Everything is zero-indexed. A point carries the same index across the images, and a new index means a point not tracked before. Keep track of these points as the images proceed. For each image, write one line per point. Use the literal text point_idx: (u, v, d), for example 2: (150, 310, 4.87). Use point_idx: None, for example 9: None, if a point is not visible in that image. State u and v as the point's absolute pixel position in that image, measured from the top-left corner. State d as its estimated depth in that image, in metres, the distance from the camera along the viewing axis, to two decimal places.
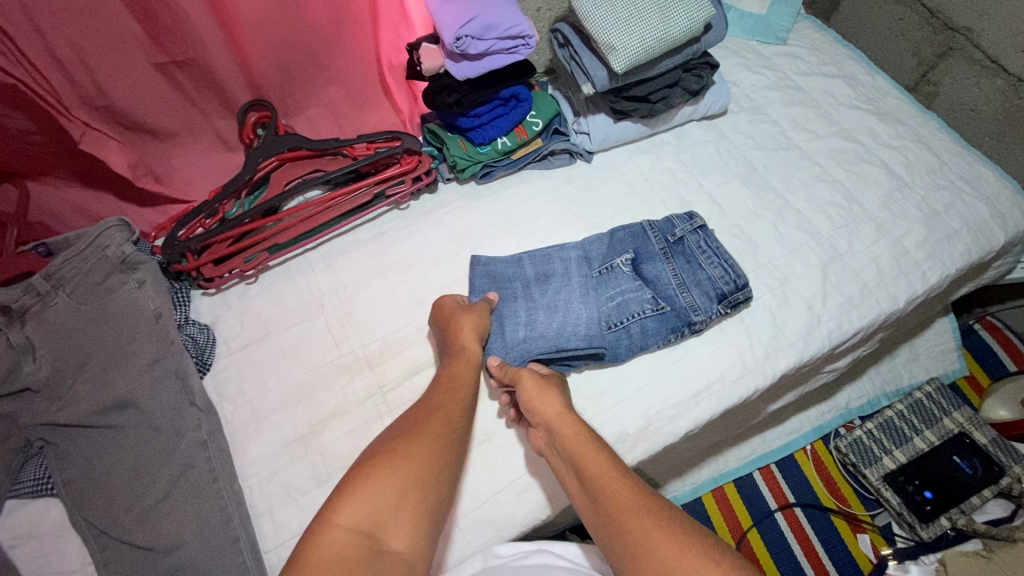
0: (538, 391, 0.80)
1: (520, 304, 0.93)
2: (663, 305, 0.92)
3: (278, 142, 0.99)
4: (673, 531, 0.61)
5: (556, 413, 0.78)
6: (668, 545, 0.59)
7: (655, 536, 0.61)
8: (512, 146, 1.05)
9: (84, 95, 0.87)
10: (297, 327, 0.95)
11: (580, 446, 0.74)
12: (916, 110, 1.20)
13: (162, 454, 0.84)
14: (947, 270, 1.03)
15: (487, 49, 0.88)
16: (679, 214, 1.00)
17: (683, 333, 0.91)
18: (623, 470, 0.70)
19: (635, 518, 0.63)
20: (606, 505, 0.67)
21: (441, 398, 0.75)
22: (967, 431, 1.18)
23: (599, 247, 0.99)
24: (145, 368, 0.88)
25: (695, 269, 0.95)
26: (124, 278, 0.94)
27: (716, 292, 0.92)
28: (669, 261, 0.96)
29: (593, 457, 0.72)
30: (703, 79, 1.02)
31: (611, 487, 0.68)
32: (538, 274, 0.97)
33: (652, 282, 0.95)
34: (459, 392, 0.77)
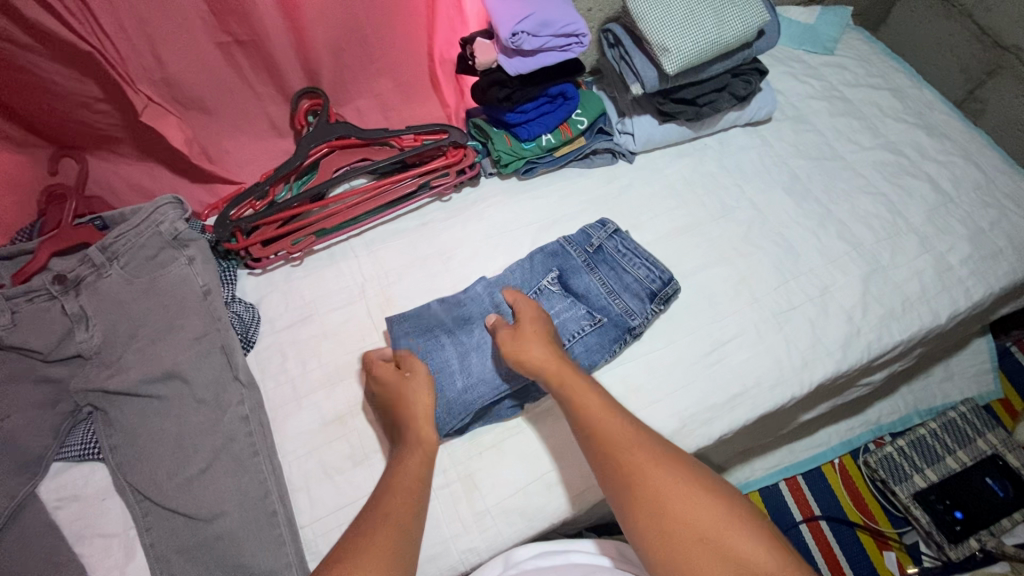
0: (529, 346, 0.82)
1: (450, 351, 0.89)
2: (599, 317, 0.92)
3: (329, 129, 1.01)
4: (666, 469, 0.69)
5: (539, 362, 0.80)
6: (663, 483, 0.68)
7: (648, 475, 0.69)
8: (556, 143, 1.06)
9: (146, 69, 0.90)
10: (338, 311, 0.97)
11: (574, 386, 0.78)
12: (963, 125, 1.19)
13: (205, 426, 0.86)
14: (992, 288, 1.02)
15: (541, 46, 0.89)
16: (592, 224, 1.00)
17: (626, 341, 0.91)
18: (616, 407, 0.77)
19: (629, 453, 0.71)
20: (599, 440, 0.73)
21: (395, 490, 0.72)
22: (1001, 452, 1.16)
23: (519, 275, 0.97)
24: (192, 342, 0.91)
25: (619, 275, 0.96)
26: (175, 254, 0.96)
27: (646, 292, 0.93)
28: (594, 271, 0.96)
29: (588, 395, 0.77)
30: (751, 85, 1.02)
31: (604, 427, 0.74)
32: (456, 318, 0.93)
33: (584, 296, 0.94)
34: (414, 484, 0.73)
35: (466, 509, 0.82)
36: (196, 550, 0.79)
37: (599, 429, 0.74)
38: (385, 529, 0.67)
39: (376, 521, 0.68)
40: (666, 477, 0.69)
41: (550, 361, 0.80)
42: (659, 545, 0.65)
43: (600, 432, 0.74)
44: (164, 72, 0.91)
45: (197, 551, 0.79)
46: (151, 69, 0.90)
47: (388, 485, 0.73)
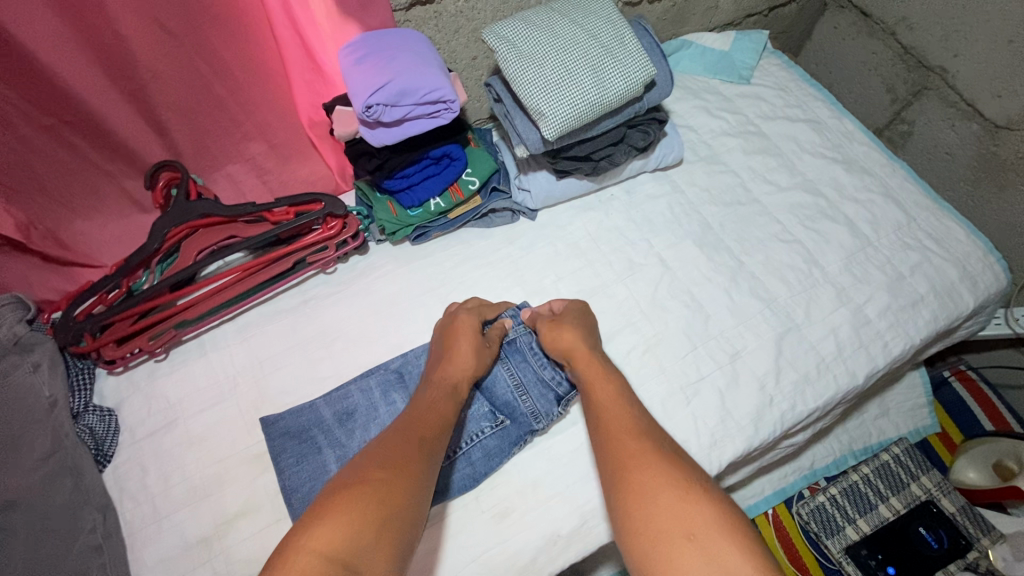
0: (571, 329, 0.84)
1: (328, 455, 0.83)
2: (503, 418, 0.85)
3: (186, 209, 0.91)
4: (656, 465, 0.65)
5: (576, 341, 0.83)
6: (650, 481, 0.63)
7: (643, 467, 0.65)
8: (447, 206, 0.97)
9: None
10: (207, 411, 0.88)
11: (593, 386, 0.79)
12: (885, 157, 1.12)
13: (52, 559, 0.76)
14: (912, 339, 0.96)
15: (404, 116, 0.80)
16: (513, 311, 0.92)
17: (526, 443, 0.84)
18: (630, 407, 0.75)
19: (627, 444, 0.69)
20: (606, 432, 0.72)
21: (422, 421, 0.74)
22: (936, 498, 1.12)
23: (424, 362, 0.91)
24: (37, 463, 0.81)
25: (532, 369, 0.88)
26: (17, 360, 0.85)
27: (555, 391, 0.86)
28: (503, 363, 0.89)
29: (606, 396, 0.77)
30: (650, 136, 0.94)
31: (611, 425, 0.73)
32: (338, 414, 0.86)
33: (488, 388, 0.88)
34: (440, 416, 0.76)
35: None
36: None
37: (604, 420, 0.74)
38: (406, 460, 0.67)
39: (396, 447, 0.69)
40: (658, 477, 0.63)
41: (573, 350, 0.82)
42: (642, 545, 0.59)
43: (605, 424, 0.74)
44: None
45: None
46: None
47: (416, 408, 0.77)
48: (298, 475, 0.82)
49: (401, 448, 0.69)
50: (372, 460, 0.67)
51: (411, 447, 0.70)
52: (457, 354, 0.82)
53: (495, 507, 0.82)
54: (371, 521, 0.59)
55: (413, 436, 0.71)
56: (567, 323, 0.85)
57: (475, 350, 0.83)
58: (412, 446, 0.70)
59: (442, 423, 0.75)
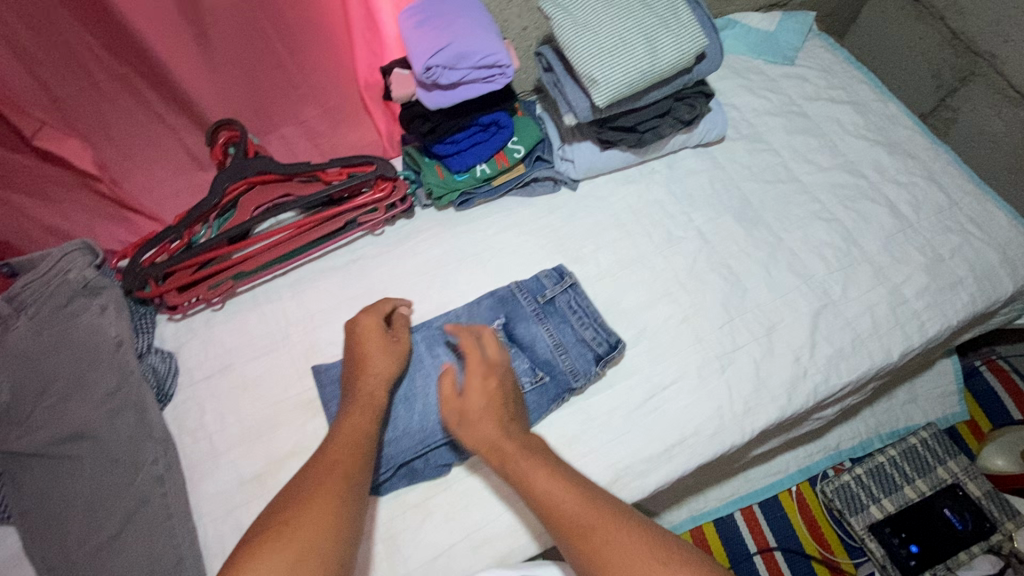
0: (475, 389, 0.76)
1: None
2: (542, 375, 0.88)
3: (245, 165, 0.95)
4: (627, 539, 0.62)
5: (483, 404, 0.75)
6: (625, 561, 0.60)
7: (614, 553, 0.61)
8: (491, 173, 1.00)
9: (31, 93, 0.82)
10: (262, 359, 0.93)
11: (520, 462, 0.71)
12: (929, 142, 1.12)
13: (118, 487, 0.84)
14: (948, 321, 0.97)
15: (461, 79, 0.83)
16: (548, 272, 0.95)
17: (564, 399, 0.88)
18: (568, 474, 0.69)
19: (589, 527, 0.64)
20: (552, 513, 0.66)
21: (341, 447, 0.71)
22: (962, 482, 1.14)
23: (465, 319, 0.93)
24: (104, 398, 0.87)
25: (570, 329, 0.91)
26: (86, 303, 0.91)
27: (593, 353, 0.89)
28: (543, 323, 0.91)
29: (536, 472, 0.69)
30: (696, 109, 0.96)
31: (554, 506, 0.66)
32: None
33: (528, 347, 0.90)
34: (359, 441, 0.72)
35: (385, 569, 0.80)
36: None
37: (546, 496, 0.67)
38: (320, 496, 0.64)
39: (315, 484, 0.66)
40: (630, 547, 0.61)
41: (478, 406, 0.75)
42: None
43: (547, 503, 0.67)
44: (56, 100, 0.84)
45: None
46: (38, 97, 0.83)
47: (331, 442, 0.72)
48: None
49: (316, 481, 0.66)
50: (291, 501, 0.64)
51: (326, 497, 0.64)
52: (372, 368, 0.80)
53: None
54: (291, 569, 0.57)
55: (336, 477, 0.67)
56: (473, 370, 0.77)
57: (385, 354, 0.82)
58: (328, 482, 0.66)
59: (360, 456, 0.71)
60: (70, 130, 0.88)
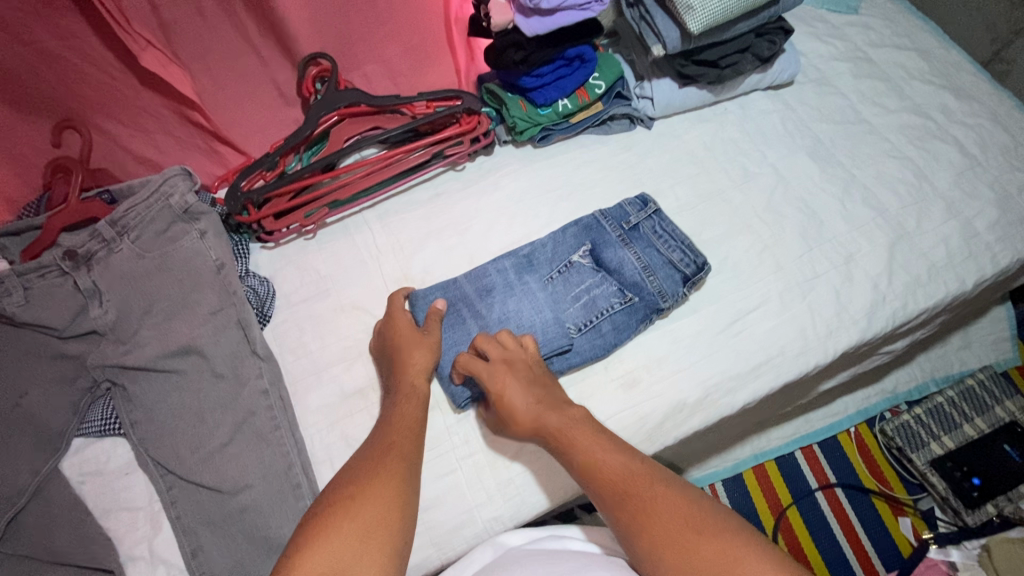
0: (511, 385, 0.78)
1: (472, 326, 0.89)
2: (630, 296, 0.90)
3: (339, 97, 0.97)
4: (671, 508, 0.65)
5: (523, 395, 0.78)
6: (670, 527, 0.63)
7: (659, 520, 0.64)
8: (573, 109, 1.03)
9: (142, 15, 0.83)
10: (356, 283, 0.96)
11: (567, 432, 0.75)
12: (992, 87, 1.15)
13: (225, 400, 0.86)
14: (1018, 253, 1.00)
15: (560, 4, 0.86)
16: (631, 200, 0.97)
17: (652, 320, 0.90)
18: (615, 449, 0.72)
19: (635, 496, 0.67)
20: (600, 483, 0.70)
21: (399, 429, 0.74)
22: (1019, 419, 1.17)
23: (550, 248, 0.95)
24: (208, 317, 0.90)
25: (655, 253, 0.93)
26: (186, 227, 0.95)
27: (680, 275, 0.90)
28: (629, 247, 0.93)
29: (582, 440, 0.74)
30: (776, 46, 0.99)
31: (601, 462, 0.71)
32: (478, 289, 0.92)
33: (615, 271, 0.92)
34: (411, 422, 0.76)
35: (488, 475, 0.83)
36: (222, 522, 0.81)
37: (595, 468, 0.71)
38: (382, 471, 0.68)
39: (372, 462, 0.69)
40: (673, 511, 0.64)
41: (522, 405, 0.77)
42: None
43: (597, 473, 0.70)
44: (164, 21, 0.86)
45: (223, 523, 0.81)
46: (146, 16, 0.84)
47: (385, 422, 0.76)
48: (446, 337, 0.88)
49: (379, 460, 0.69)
50: (352, 477, 0.67)
51: (388, 471, 0.68)
52: (409, 354, 0.83)
53: (623, 377, 0.88)
54: (365, 536, 0.60)
55: (396, 453, 0.70)
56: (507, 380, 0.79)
57: (421, 347, 0.84)
58: (388, 460, 0.70)
59: (415, 431, 0.75)
60: (172, 56, 0.90)
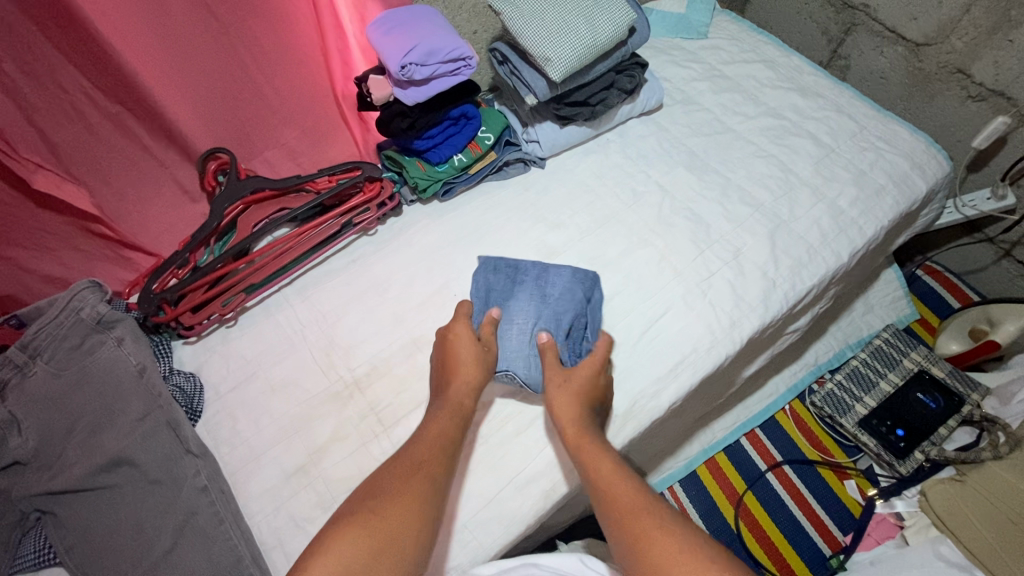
0: (560, 394, 0.83)
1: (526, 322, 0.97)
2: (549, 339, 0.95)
3: (240, 187, 1.01)
4: (669, 537, 0.61)
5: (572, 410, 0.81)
6: (666, 555, 0.59)
7: (657, 548, 0.60)
8: (468, 161, 1.10)
9: (28, 140, 0.84)
10: (284, 361, 0.98)
11: (592, 453, 0.75)
12: (831, 82, 1.31)
13: (162, 506, 0.84)
14: (881, 222, 1.13)
15: (432, 73, 0.94)
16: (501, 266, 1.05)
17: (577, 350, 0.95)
18: (633, 480, 0.71)
19: (638, 519, 0.64)
20: (611, 509, 0.68)
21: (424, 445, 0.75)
22: (926, 367, 1.27)
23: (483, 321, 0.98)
24: (135, 424, 0.88)
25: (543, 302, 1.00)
26: (100, 338, 0.95)
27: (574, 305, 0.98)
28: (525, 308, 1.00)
29: (604, 465, 0.73)
30: (635, 78, 1.10)
31: (618, 497, 0.68)
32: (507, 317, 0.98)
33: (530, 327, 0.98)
34: (440, 434, 0.77)
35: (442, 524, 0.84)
36: None
37: (609, 494, 0.69)
38: (407, 482, 0.69)
39: (398, 476, 0.70)
40: (674, 546, 0.59)
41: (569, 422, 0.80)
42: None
43: (610, 499, 0.69)
44: (51, 143, 0.87)
45: None
46: (34, 141, 0.85)
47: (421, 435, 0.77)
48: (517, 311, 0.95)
49: (407, 476, 0.70)
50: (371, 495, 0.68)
51: (410, 492, 0.68)
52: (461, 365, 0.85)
53: None
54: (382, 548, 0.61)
55: (422, 474, 0.71)
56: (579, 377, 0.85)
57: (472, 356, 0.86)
58: (416, 475, 0.70)
59: (447, 449, 0.76)
60: (66, 173, 0.90)
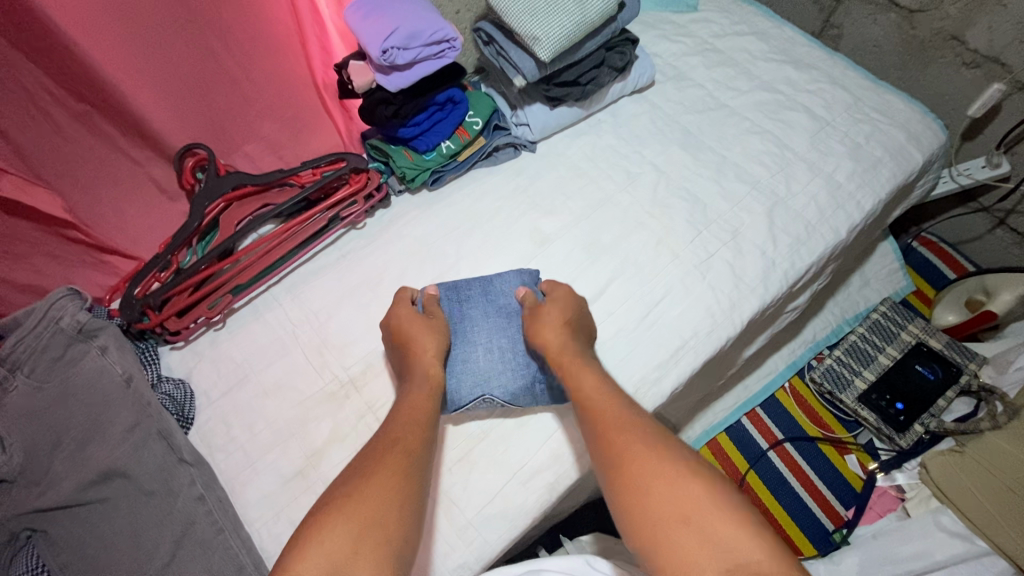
0: (542, 321, 0.85)
1: (483, 334, 0.90)
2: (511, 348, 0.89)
3: (220, 184, 0.97)
4: (647, 446, 0.63)
5: (555, 333, 0.83)
6: (644, 461, 0.62)
7: (634, 455, 0.63)
8: (457, 148, 1.06)
9: None
10: (276, 363, 0.95)
11: (575, 369, 0.78)
12: (825, 54, 1.28)
13: (159, 517, 0.81)
14: (878, 195, 1.11)
15: (415, 57, 0.89)
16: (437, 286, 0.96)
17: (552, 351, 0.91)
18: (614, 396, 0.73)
19: (616, 431, 0.67)
20: (594, 421, 0.70)
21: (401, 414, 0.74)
22: (924, 339, 1.27)
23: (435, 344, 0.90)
24: (125, 435, 0.85)
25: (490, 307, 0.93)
26: (84, 347, 0.91)
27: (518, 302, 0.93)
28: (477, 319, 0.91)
29: (586, 381, 0.76)
30: (626, 55, 1.06)
31: (599, 412, 0.70)
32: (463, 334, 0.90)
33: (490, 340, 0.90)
34: (416, 409, 0.75)
35: (448, 524, 0.82)
36: None
37: (591, 407, 0.72)
38: (382, 457, 0.66)
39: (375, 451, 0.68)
40: (651, 452, 0.62)
41: (555, 340, 0.82)
42: (638, 529, 0.57)
43: (592, 410, 0.71)
44: (16, 147, 0.82)
45: None
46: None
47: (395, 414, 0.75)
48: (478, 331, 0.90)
49: (385, 449, 0.67)
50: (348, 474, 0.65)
51: (394, 457, 0.66)
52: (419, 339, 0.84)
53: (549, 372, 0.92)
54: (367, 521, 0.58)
55: (400, 450, 0.67)
56: (549, 312, 0.85)
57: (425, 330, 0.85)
58: (396, 445, 0.68)
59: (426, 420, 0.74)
60: (34, 177, 0.85)
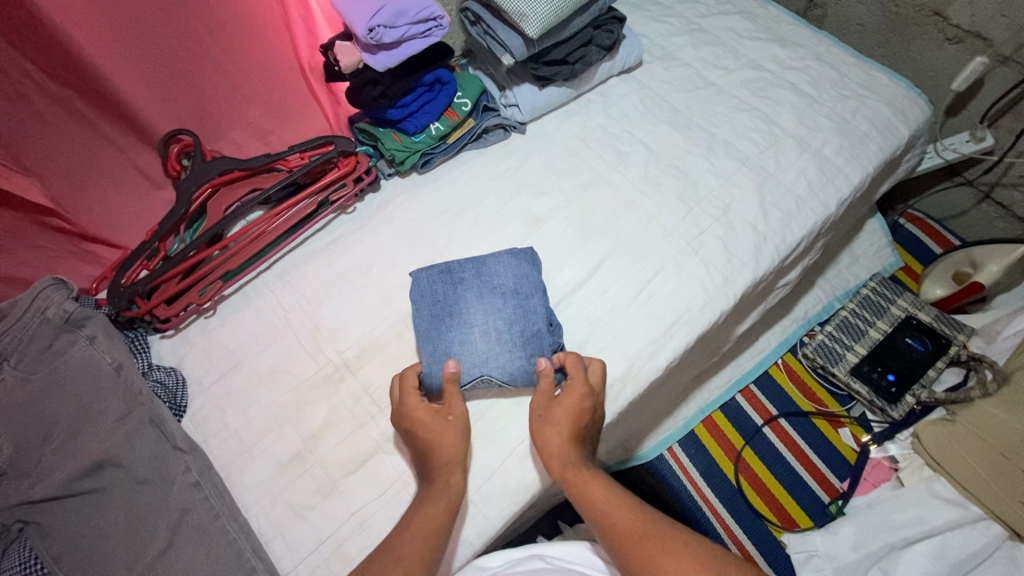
0: (546, 422, 0.81)
1: (478, 315, 0.89)
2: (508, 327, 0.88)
3: (207, 169, 0.95)
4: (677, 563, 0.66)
5: (558, 436, 0.79)
6: None
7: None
8: (446, 129, 1.06)
9: None
10: (269, 349, 0.94)
11: (584, 482, 0.77)
12: (810, 32, 1.29)
13: (154, 505, 0.80)
14: (866, 169, 1.12)
15: (402, 36, 0.88)
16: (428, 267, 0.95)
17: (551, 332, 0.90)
18: (628, 503, 0.76)
19: (642, 547, 0.69)
20: (618, 543, 0.71)
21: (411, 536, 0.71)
22: (913, 313, 1.28)
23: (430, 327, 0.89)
24: (117, 423, 0.84)
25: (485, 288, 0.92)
26: (72, 337, 0.89)
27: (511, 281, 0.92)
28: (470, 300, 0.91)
29: (597, 491, 0.76)
30: (614, 34, 1.07)
31: (621, 530, 0.72)
32: (458, 317, 0.89)
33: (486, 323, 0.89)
34: (429, 532, 0.72)
35: None
36: None
37: (611, 523, 0.73)
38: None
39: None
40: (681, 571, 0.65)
41: (556, 444, 0.79)
42: None
43: (614, 530, 0.73)
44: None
45: None
46: None
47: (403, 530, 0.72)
48: (473, 310, 0.89)
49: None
50: None
51: None
52: (440, 442, 0.78)
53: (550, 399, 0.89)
54: None
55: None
56: (557, 408, 0.81)
57: (447, 432, 0.79)
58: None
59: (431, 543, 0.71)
60: (15, 164, 0.84)
